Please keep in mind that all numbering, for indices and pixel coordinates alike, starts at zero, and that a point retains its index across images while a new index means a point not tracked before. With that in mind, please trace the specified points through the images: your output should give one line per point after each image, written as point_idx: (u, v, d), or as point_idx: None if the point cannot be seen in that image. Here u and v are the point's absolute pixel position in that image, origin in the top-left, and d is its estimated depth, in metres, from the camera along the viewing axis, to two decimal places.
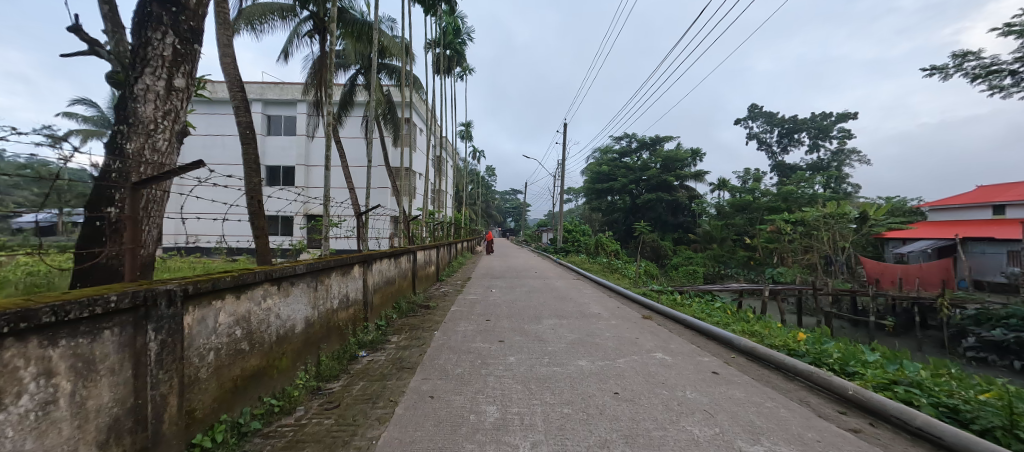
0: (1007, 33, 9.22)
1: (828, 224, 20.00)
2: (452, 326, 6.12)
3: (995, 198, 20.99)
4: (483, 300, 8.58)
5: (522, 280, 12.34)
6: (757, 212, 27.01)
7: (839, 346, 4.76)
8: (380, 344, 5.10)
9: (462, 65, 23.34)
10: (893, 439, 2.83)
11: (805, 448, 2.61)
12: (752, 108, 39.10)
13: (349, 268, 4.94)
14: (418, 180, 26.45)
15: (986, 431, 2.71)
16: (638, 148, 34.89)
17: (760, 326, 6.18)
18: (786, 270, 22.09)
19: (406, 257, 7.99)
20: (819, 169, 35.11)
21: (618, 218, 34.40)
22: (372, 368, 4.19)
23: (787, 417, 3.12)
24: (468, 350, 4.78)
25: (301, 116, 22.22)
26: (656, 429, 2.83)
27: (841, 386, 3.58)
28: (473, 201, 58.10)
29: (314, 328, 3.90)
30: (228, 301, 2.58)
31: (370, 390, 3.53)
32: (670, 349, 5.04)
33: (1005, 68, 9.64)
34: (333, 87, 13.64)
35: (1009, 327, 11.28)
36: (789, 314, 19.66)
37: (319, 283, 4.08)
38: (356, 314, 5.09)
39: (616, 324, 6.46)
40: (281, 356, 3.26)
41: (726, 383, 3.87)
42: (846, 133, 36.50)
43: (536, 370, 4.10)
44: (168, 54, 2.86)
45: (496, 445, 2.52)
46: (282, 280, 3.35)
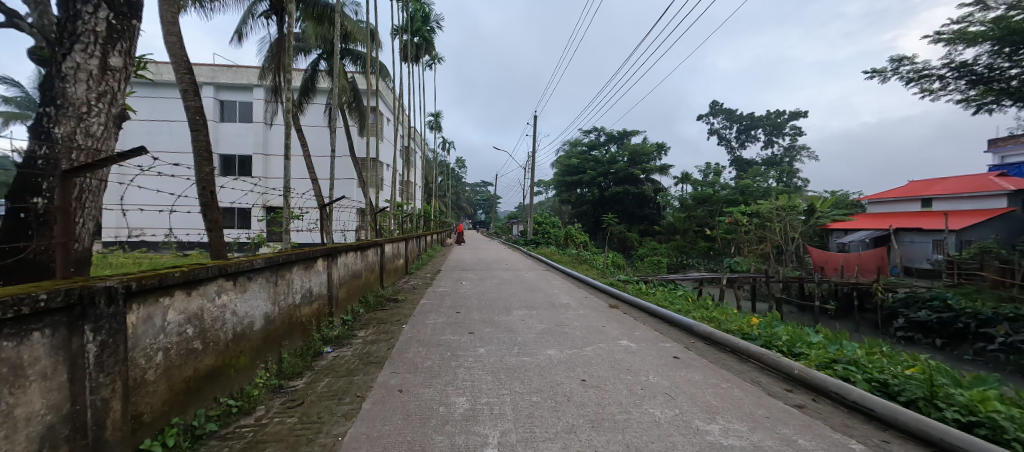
0: (937, 41, 10.10)
1: (780, 216, 21.35)
2: (422, 319, 6.07)
3: (924, 193, 23.00)
4: (454, 292, 8.57)
5: (492, 272, 12.33)
6: (717, 205, 28.35)
7: (787, 329, 5.11)
8: (346, 340, 4.99)
9: (431, 53, 22.74)
10: (833, 412, 3.09)
11: (755, 424, 2.80)
12: (713, 105, 41.02)
13: (313, 262, 4.77)
14: (385, 171, 25.78)
15: (911, 402, 3.04)
16: (607, 141, 35.53)
17: (718, 312, 6.51)
18: (743, 259, 23.38)
19: (374, 250, 7.82)
20: (773, 164, 37.41)
21: (587, 211, 34.99)
22: (337, 364, 4.08)
23: (740, 397, 3.32)
24: (438, 343, 4.74)
25: (257, 102, 21.02)
26: (621, 413, 2.94)
27: (789, 366, 3.85)
28: (444, 194, 57.34)
29: (274, 325, 3.74)
30: (178, 298, 2.42)
31: (335, 386, 3.46)
32: (635, 336, 5.24)
33: (934, 73, 10.58)
34: (293, 71, 12.93)
35: (933, 308, 12.55)
36: (745, 300, 20.89)
37: (282, 278, 3.95)
38: (320, 309, 4.92)
39: (584, 313, 6.64)
40: (238, 355, 3.11)
41: (686, 367, 4.08)
42: (798, 130, 38.99)
43: (505, 360, 4.15)
44: (102, 29, 2.60)
45: (465, 435, 2.53)
46: (239, 276, 3.18)
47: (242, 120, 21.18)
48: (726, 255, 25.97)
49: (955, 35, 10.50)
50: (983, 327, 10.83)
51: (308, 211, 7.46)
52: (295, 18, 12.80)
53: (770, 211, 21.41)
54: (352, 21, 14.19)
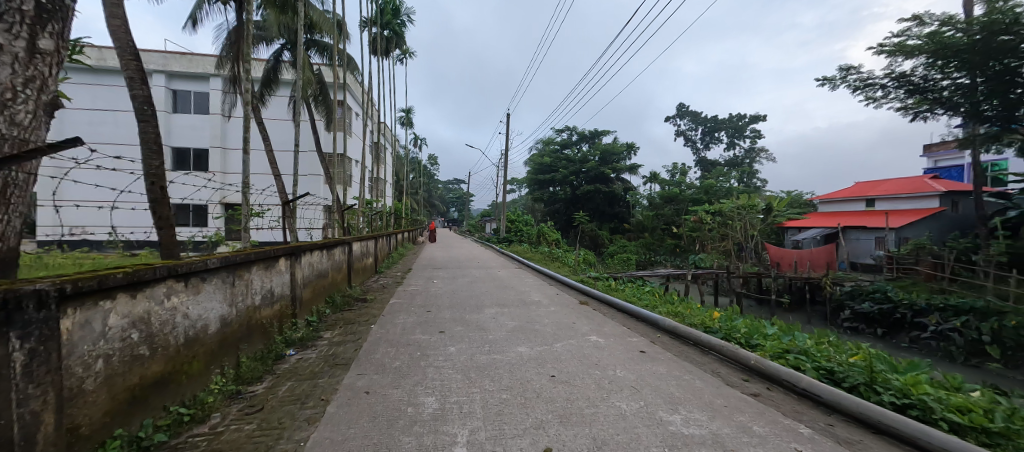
0: (879, 52, 10.90)
1: (741, 215, 22.46)
2: (391, 318, 5.94)
3: (868, 193, 24.78)
4: (425, 291, 8.45)
5: (464, 270, 12.25)
6: (683, 203, 29.41)
7: (745, 322, 5.38)
8: (311, 341, 4.81)
9: (402, 47, 22.26)
10: (784, 399, 3.28)
11: (714, 413, 2.93)
12: (680, 108, 42.50)
13: (274, 261, 4.57)
14: (354, 166, 25.03)
15: (853, 387, 3.28)
16: (579, 141, 36.02)
17: (683, 307, 6.76)
18: (706, 255, 24.38)
19: (341, 249, 7.60)
20: (735, 165, 39.23)
21: (559, 209, 35.38)
22: (301, 367, 3.94)
23: (701, 388, 3.46)
24: (408, 343, 4.67)
25: (215, 92, 19.88)
26: (588, 407, 3.00)
27: (746, 357, 4.05)
28: (416, 192, 56.36)
29: (231, 327, 3.55)
30: (121, 300, 2.25)
31: (298, 390, 3.33)
32: (604, 332, 5.35)
33: (877, 83, 11.41)
34: (253, 61, 12.32)
35: (875, 300, 13.58)
36: (709, 295, 21.78)
37: (239, 279, 3.76)
38: (282, 310, 4.73)
39: (555, 310, 6.73)
40: (192, 360, 2.94)
41: (652, 360, 4.20)
42: (757, 133, 41.04)
43: (476, 358, 4.14)
44: (29, 9, 2.35)
45: (434, 435, 2.50)
46: (191, 276, 3.00)
47: (198, 112, 19.98)
48: (692, 252, 26.99)
49: (895, 47, 11.34)
50: (917, 317, 11.82)
51: (270, 209, 7.12)
52: (256, 5, 12.16)
53: (731, 209, 22.44)
54: (318, 11, 13.67)
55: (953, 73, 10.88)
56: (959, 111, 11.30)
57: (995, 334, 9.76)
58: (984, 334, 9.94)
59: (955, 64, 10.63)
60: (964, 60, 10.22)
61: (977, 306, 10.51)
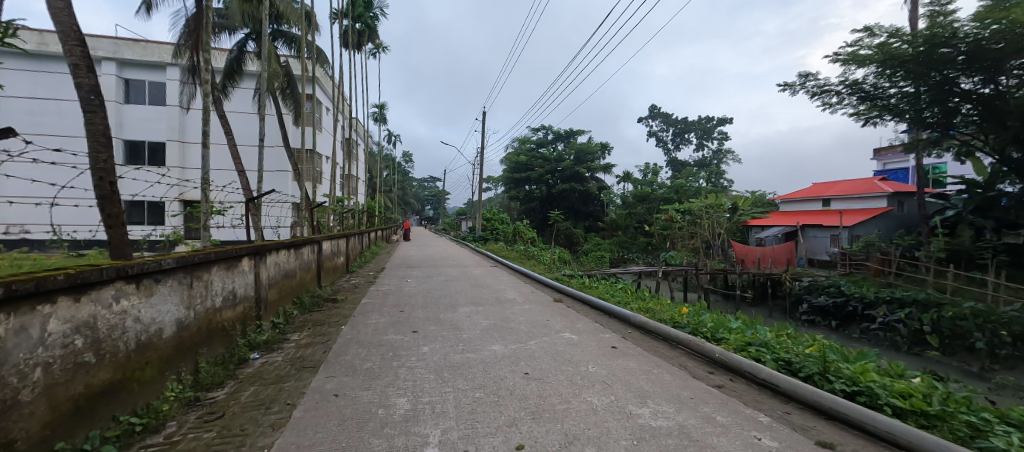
0: (835, 60, 11.54)
1: (709, 213, 23.42)
2: (363, 319, 5.81)
3: (825, 193, 26.29)
4: (398, 290, 8.31)
5: (439, 269, 12.14)
6: (655, 202, 30.25)
7: (711, 317, 5.59)
8: (277, 344, 4.64)
9: (375, 41, 21.73)
10: (746, 390, 3.44)
11: (680, 405, 3.03)
12: (652, 109, 43.62)
13: (237, 261, 4.37)
14: (325, 163, 24.27)
15: (808, 376, 3.48)
16: (554, 140, 36.32)
17: (653, 303, 6.96)
18: (676, 252, 25.18)
19: (310, 248, 7.36)
20: (703, 165, 40.66)
21: (535, 207, 35.60)
22: (266, 370, 3.79)
23: (669, 380, 3.59)
24: (380, 343, 4.58)
25: (172, 82, 18.77)
26: (560, 403, 3.03)
27: (711, 350, 4.21)
28: (389, 190, 55.25)
29: (189, 331, 3.37)
30: (62, 305, 2.09)
31: (262, 395, 3.20)
32: (577, 329, 5.44)
33: (832, 89, 12.10)
34: (214, 50, 11.71)
35: (830, 293, 14.44)
36: (679, 291, 22.50)
37: (198, 280, 3.58)
38: (246, 312, 4.53)
39: (529, 307, 6.79)
40: (143, 366, 2.76)
41: (623, 355, 4.31)
42: (724, 135, 42.67)
43: (450, 357, 4.11)
44: None
45: (405, 436, 2.47)
46: (143, 278, 2.82)
47: (153, 103, 18.83)
48: (663, 250, 27.79)
49: (849, 56, 12.05)
50: (867, 309, 12.61)
51: (233, 207, 6.79)
52: None
53: (700, 208, 23.35)
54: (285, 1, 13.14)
55: (900, 82, 11.65)
56: (904, 117, 12.23)
57: (934, 324, 10.58)
58: (925, 324, 10.75)
59: (901, 74, 11.38)
60: (909, 69, 10.96)
61: (920, 298, 11.41)
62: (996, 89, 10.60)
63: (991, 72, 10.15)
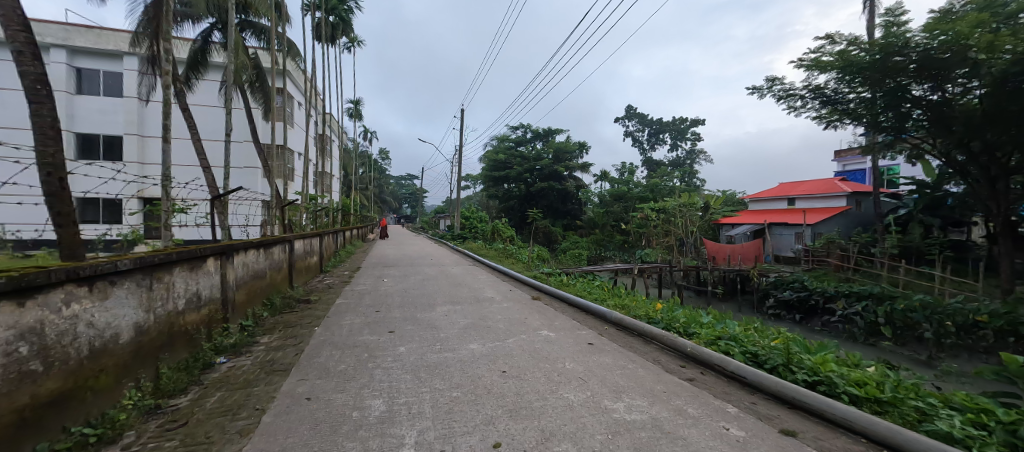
0: (799, 66, 12.08)
1: (683, 212, 24.44)
2: (337, 320, 5.67)
3: (790, 193, 27.54)
4: (374, 290, 8.16)
5: (417, 268, 12.01)
6: (631, 201, 30.97)
7: (684, 312, 5.76)
8: (246, 347, 4.48)
9: (349, 34, 21.18)
10: (715, 382, 3.58)
11: (653, 399, 3.12)
12: (628, 110, 44.47)
13: (201, 262, 4.18)
14: (297, 159, 23.49)
15: (773, 368, 3.65)
16: (533, 139, 36.45)
17: (628, 300, 7.12)
18: (652, 250, 25.77)
19: (281, 247, 7.11)
20: (677, 165, 41.79)
21: (514, 206, 35.66)
22: (233, 375, 3.65)
23: (643, 375, 3.68)
24: (355, 344, 4.49)
25: (130, 73, 17.74)
26: (537, 400, 3.06)
27: (683, 345, 4.35)
28: (366, 188, 54.11)
29: (149, 336, 3.21)
30: (6, 310, 1.94)
31: (228, 402, 3.07)
32: (554, 326, 5.49)
33: (797, 93, 12.67)
34: (175, 40, 11.11)
35: (794, 288, 15.14)
36: (654, 288, 23.10)
37: (158, 282, 3.40)
38: (211, 315, 4.34)
39: (507, 306, 6.80)
40: (98, 374, 2.60)
41: (599, 352, 4.39)
42: (697, 135, 43.98)
43: (426, 357, 4.07)
44: None
45: (380, 439, 2.43)
46: (98, 280, 2.67)
47: (109, 94, 17.73)
48: (638, 247, 28.36)
49: (812, 62, 12.64)
50: (828, 303, 13.31)
51: (198, 205, 6.48)
52: None
53: (675, 207, 24.55)
54: None
55: (858, 88, 12.31)
56: (862, 121, 12.99)
57: (887, 316, 11.28)
58: (880, 317, 11.42)
59: (859, 80, 12.02)
60: (865, 76, 11.61)
61: (874, 291, 12.17)
62: (943, 96, 11.35)
63: (938, 80, 10.86)
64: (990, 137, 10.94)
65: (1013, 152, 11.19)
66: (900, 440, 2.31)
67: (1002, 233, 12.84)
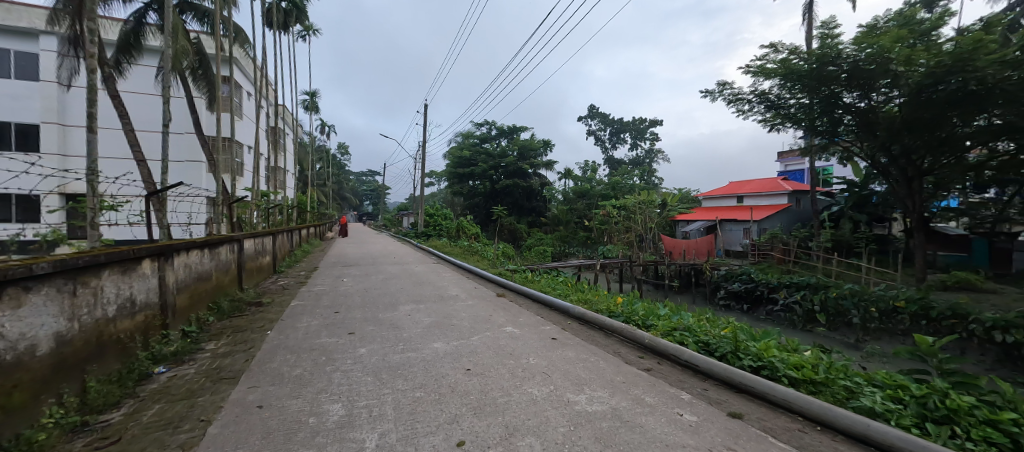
0: (747, 72, 12.89)
1: (642, 209, 25.33)
2: (292, 322, 5.41)
3: (738, 191, 29.40)
4: (333, 290, 7.84)
5: (379, 267, 11.69)
6: (594, 199, 32.15)
7: (642, 305, 6.01)
8: (189, 355, 4.17)
9: (304, 22, 20.12)
10: (670, 371, 3.77)
11: (614, 389, 3.24)
12: (591, 109, 45.50)
13: (136, 264, 3.84)
14: (246, 153, 22.01)
15: (722, 355, 3.91)
16: (497, 136, 36.41)
17: (591, 295, 7.32)
18: (613, 246, 26.61)
19: (228, 247, 6.66)
20: (637, 164, 43.34)
21: (479, 203, 35.52)
22: (174, 385, 3.39)
23: (604, 367, 3.81)
24: (312, 348, 4.30)
25: (48, 54, 15.88)
26: (501, 396, 3.09)
27: (641, 337, 4.54)
28: (324, 184, 51.74)
29: (73, 346, 2.90)
30: None
31: (169, 414, 2.84)
32: (518, 322, 5.55)
33: (745, 98, 13.52)
34: (101, 19, 10.02)
35: (742, 280, 16.16)
36: (615, 283, 23.92)
37: (84, 286, 3.08)
38: (148, 321, 4.00)
39: (471, 303, 6.79)
40: (10, 391, 2.31)
41: (562, 346, 4.48)
42: (655, 135, 45.83)
43: (389, 358, 3.97)
44: None
45: (339, 444, 2.35)
46: (11, 286, 2.38)
47: (22, 77, 15.76)
48: (600, 243, 29.11)
49: (758, 69, 13.53)
50: (771, 293, 14.38)
51: (130, 202, 5.92)
52: None
53: (635, 204, 25.33)
54: None
55: (798, 94, 13.30)
56: (801, 125, 14.09)
57: (822, 304, 12.40)
58: (816, 305, 12.53)
59: (798, 87, 13.01)
60: (804, 84, 12.58)
61: (811, 281, 13.28)
62: (869, 104, 12.52)
63: (865, 89, 11.97)
64: (907, 142, 12.25)
65: (925, 156, 12.60)
66: (830, 416, 2.56)
67: (916, 228, 14.40)
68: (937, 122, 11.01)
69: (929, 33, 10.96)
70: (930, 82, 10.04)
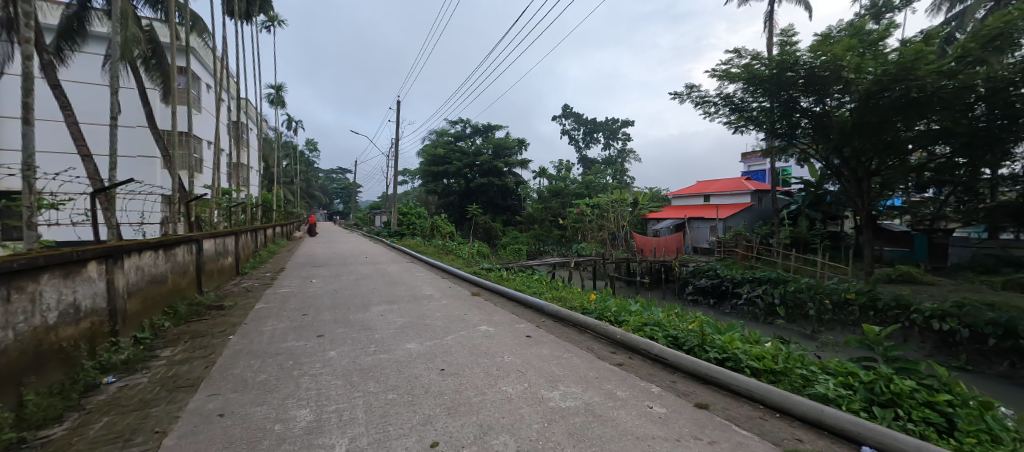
0: (713, 76, 13.41)
1: (614, 208, 25.83)
2: (256, 326, 5.19)
3: (705, 190, 30.54)
4: (300, 292, 7.57)
5: (350, 267, 11.38)
6: (568, 197, 32.50)
7: (614, 302, 6.14)
8: (142, 363, 3.92)
9: (268, 12, 19.25)
10: (641, 365, 3.88)
11: (586, 384, 3.31)
12: (565, 109, 45.99)
13: (80, 267, 3.57)
14: (205, 148, 20.82)
15: (690, 349, 4.07)
16: (472, 134, 36.21)
17: (565, 292, 7.42)
18: (587, 244, 27.03)
19: (185, 248, 6.30)
20: (610, 163, 44.21)
21: (453, 201, 35.22)
22: (125, 396, 3.18)
23: (577, 363, 3.87)
24: (278, 352, 4.15)
25: None
26: (476, 395, 3.08)
27: (613, 332, 4.65)
28: (291, 181, 49.77)
29: (7, 356, 2.65)
30: None
31: (118, 427, 2.66)
32: (493, 321, 5.55)
33: (711, 101, 14.05)
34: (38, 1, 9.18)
35: (708, 276, 16.82)
36: (589, 280, 24.32)
37: (18, 292, 2.82)
38: (94, 328, 3.73)
39: (445, 303, 6.73)
40: None
41: (536, 344, 4.52)
42: (627, 135, 46.86)
43: (360, 360, 3.89)
44: None
45: (307, 450, 2.28)
46: None
47: None
48: (574, 242, 29.51)
49: (723, 73, 14.09)
50: (735, 287, 15.07)
51: (73, 200, 5.48)
52: None
53: (607, 203, 25.83)
54: None
55: (760, 98, 13.96)
56: (762, 128, 14.79)
57: (781, 297, 13.13)
58: (777, 298, 13.22)
59: (760, 91, 13.65)
60: (765, 88, 13.21)
61: (772, 276, 14.00)
62: (824, 108, 13.30)
63: (820, 94, 12.71)
64: (857, 145, 13.11)
65: (872, 158, 13.55)
66: (789, 403, 2.71)
67: (865, 225, 15.45)
68: (883, 126, 11.86)
69: (876, 43, 11.76)
70: (877, 89, 10.79)
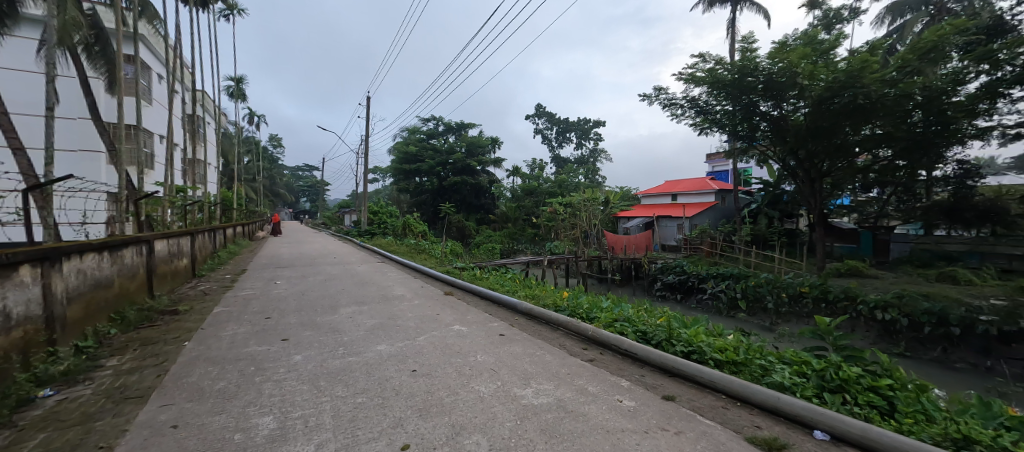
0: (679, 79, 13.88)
1: (587, 206, 26.11)
2: (215, 331, 4.92)
3: (673, 190, 31.60)
4: (263, 295, 7.23)
5: (316, 268, 10.99)
6: (541, 196, 32.72)
7: (585, 298, 6.26)
8: (85, 373, 3.63)
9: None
10: (612, 360, 3.97)
11: (558, 381, 3.36)
12: (538, 108, 46.31)
13: (10, 271, 3.26)
14: (155, 142, 19.44)
15: (657, 343, 4.21)
16: (445, 132, 35.83)
17: (538, 290, 7.49)
18: (560, 242, 27.32)
19: (134, 249, 5.88)
20: (583, 162, 44.92)
21: (426, 199, 34.73)
22: (64, 409, 2.93)
23: (550, 360, 3.92)
24: (239, 358, 3.96)
25: None
26: (448, 396, 3.06)
27: (585, 329, 4.74)
28: (253, 178, 47.45)
29: None
30: None
31: (56, 444, 2.45)
32: (466, 321, 5.53)
33: (678, 103, 14.54)
34: None
35: (675, 272, 17.41)
36: (562, 278, 24.60)
37: None
38: (28, 338, 3.42)
39: (417, 303, 6.64)
40: None
41: (509, 342, 4.54)
42: (599, 135, 47.78)
43: (328, 364, 3.78)
44: None
45: None
46: None
47: None
48: (548, 240, 29.78)
49: (689, 76, 14.62)
50: (700, 283, 15.70)
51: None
52: None
53: (580, 202, 26.02)
54: None
55: (723, 101, 14.58)
56: (726, 130, 15.45)
57: (742, 291, 13.81)
58: (738, 292, 13.89)
59: (723, 95, 14.25)
60: (728, 92, 13.80)
61: (734, 272, 14.69)
62: (781, 112, 14.05)
63: (778, 99, 13.43)
64: (811, 147, 13.96)
65: (824, 160, 14.47)
66: (748, 392, 2.86)
67: (818, 223, 16.49)
68: (834, 130, 12.67)
69: (828, 52, 12.50)
70: (829, 95, 11.45)
